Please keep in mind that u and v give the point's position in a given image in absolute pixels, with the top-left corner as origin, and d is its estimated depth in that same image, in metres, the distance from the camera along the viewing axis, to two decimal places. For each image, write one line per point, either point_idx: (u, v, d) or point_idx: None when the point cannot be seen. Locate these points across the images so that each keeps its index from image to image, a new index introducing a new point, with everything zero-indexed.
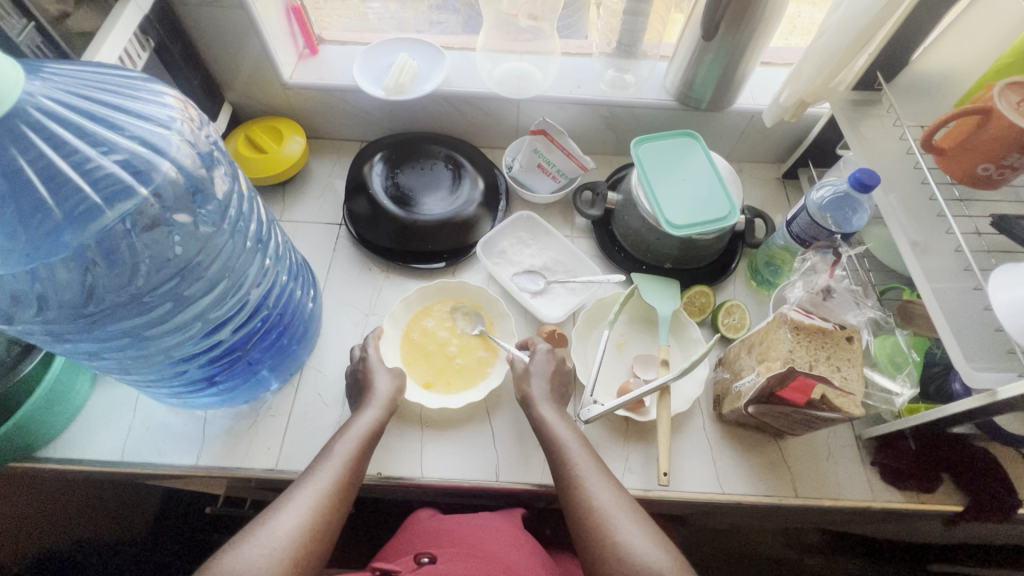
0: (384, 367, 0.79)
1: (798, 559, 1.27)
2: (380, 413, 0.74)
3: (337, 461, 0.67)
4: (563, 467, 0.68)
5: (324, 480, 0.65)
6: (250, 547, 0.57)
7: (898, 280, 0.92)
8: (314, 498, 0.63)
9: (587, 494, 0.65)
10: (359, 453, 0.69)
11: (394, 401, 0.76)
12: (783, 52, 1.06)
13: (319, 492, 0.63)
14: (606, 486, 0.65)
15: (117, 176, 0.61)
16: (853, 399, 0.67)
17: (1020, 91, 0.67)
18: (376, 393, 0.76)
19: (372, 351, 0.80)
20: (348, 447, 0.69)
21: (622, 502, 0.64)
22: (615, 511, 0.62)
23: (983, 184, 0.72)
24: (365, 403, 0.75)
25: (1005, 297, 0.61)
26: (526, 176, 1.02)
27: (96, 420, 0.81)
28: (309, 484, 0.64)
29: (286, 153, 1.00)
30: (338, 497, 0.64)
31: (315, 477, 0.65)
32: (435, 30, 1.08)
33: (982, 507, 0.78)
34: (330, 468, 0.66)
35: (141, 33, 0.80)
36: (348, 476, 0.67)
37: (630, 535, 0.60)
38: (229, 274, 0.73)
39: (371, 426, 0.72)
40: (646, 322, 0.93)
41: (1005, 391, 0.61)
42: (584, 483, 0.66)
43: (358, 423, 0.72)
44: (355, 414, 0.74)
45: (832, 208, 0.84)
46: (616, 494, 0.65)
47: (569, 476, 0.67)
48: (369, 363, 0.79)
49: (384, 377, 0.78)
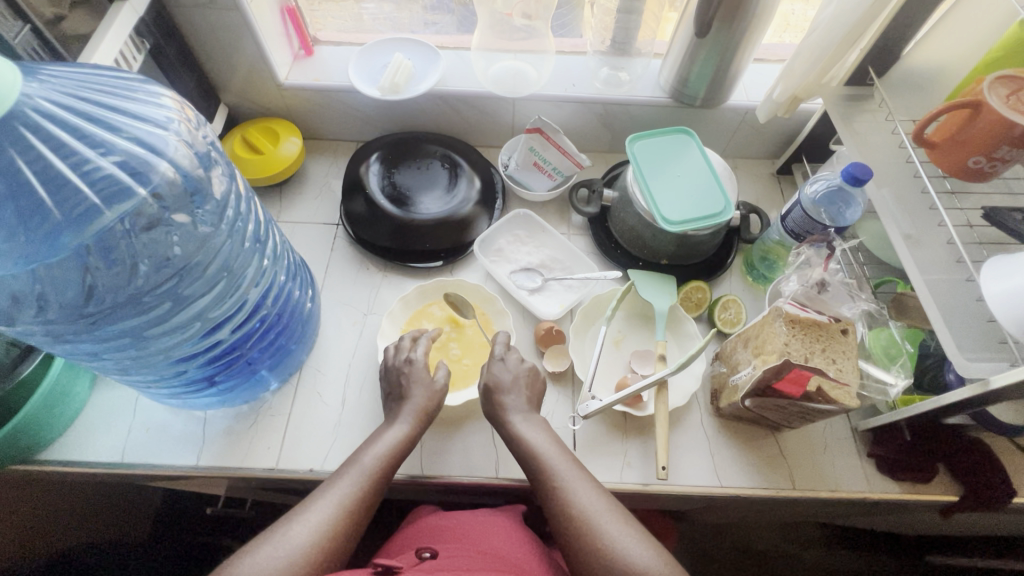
0: (427, 377, 0.77)
1: (797, 554, 1.28)
2: (410, 428, 0.72)
3: (359, 475, 0.67)
4: (541, 475, 0.68)
5: (347, 494, 0.64)
6: (265, 556, 0.57)
7: (891, 273, 0.93)
8: (332, 508, 0.63)
9: (571, 500, 0.64)
10: (385, 470, 0.68)
11: (427, 415, 0.74)
12: (776, 49, 1.06)
13: (339, 505, 0.63)
14: (591, 489, 0.65)
15: (116, 176, 0.62)
16: (848, 391, 0.68)
17: (1010, 84, 0.68)
18: (410, 403, 0.74)
19: (418, 355, 0.79)
20: (376, 463, 0.68)
21: (609, 507, 0.64)
22: (601, 516, 0.62)
23: (974, 176, 0.73)
24: (400, 415, 0.74)
25: (998, 288, 0.62)
26: (522, 174, 1.02)
27: (95, 421, 0.81)
28: (330, 496, 0.64)
29: (283, 154, 1.00)
30: (361, 507, 0.65)
31: (338, 487, 0.65)
32: (430, 30, 1.08)
33: (977, 496, 0.79)
34: (351, 481, 0.66)
35: (136, 35, 0.80)
36: (369, 492, 0.66)
37: (620, 538, 0.61)
38: (227, 274, 0.73)
39: (399, 442, 0.71)
40: (643, 318, 0.94)
41: (997, 381, 0.61)
42: (570, 487, 0.65)
43: (384, 436, 0.71)
44: (387, 425, 0.73)
45: (825, 203, 0.85)
46: (606, 499, 0.65)
47: (549, 483, 0.67)
48: (413, 367, 0.77)
49: (423, 390, 0.75)
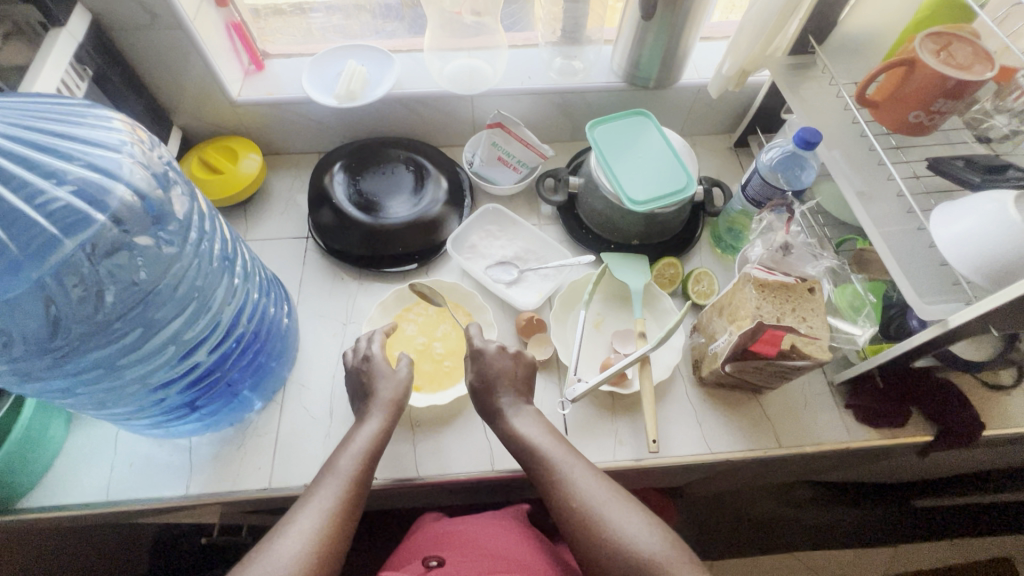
0: (388, 370, 0.76)
1: (795, 516, 1.31)
2: (382, 421, 0.72)
3: (340, 479, 0.65)
4: (543, 470, 0.67)
5: (330, 499, 0.63)
6: None
7: (850, 231, 0.97)
8: (319, 519, 0.61)
9: (574, 494, 0.63)
10: (361, 469, 0.67)
11: (397, 406, 0.74)
12: (721, 26, 1.10)
13: (325, 513, 0.61)
14: (594, 479, 0.65)
15: (73, 205, 0.60)
16: (820, 344, 0.71)
17: (938, 40, 0.72)
18: (376, 398, 0.74)
19: (376, 351, 0.78)
20: (353, 463, 0.67)
21: (613, 494, 0.63)
22: (607, 505, 0.62)
23: (916, 130, 0.77)
24: (367, 410, 0.74)
25: (948, 233, 0.65)
26: (487, 170, 1.03)
27: (74, 463, 0.79)
28: (313, 505, 0.62)
29: (243, 172, 0.99)
30: (348, 509, 0.63)
31: (317, 496, 0.63)
32: (381, 37, 1.08)
33: (951, 435, 0.83)
34: (332, 486, 0.64)
35: (77, 62, 0.78)
36: (350, 494, 0.65)
37: (625, 522, 0.60)
38: (197, 295, 0.71)
39: (373, 438, 0.70)
40: (621, 298, 0.96)
41: (954, 319, 0.64)
42: (574, 479, 0.65)
43: (357, 436, 0.70)
44: (359, 424, 0.72)
45: (782, 168, 0.88)
46: (607, 486, 0.64)
47: (551, 478, 0.66)
48: (372, 363, 0.77)
49: (384, 382, 0.75)
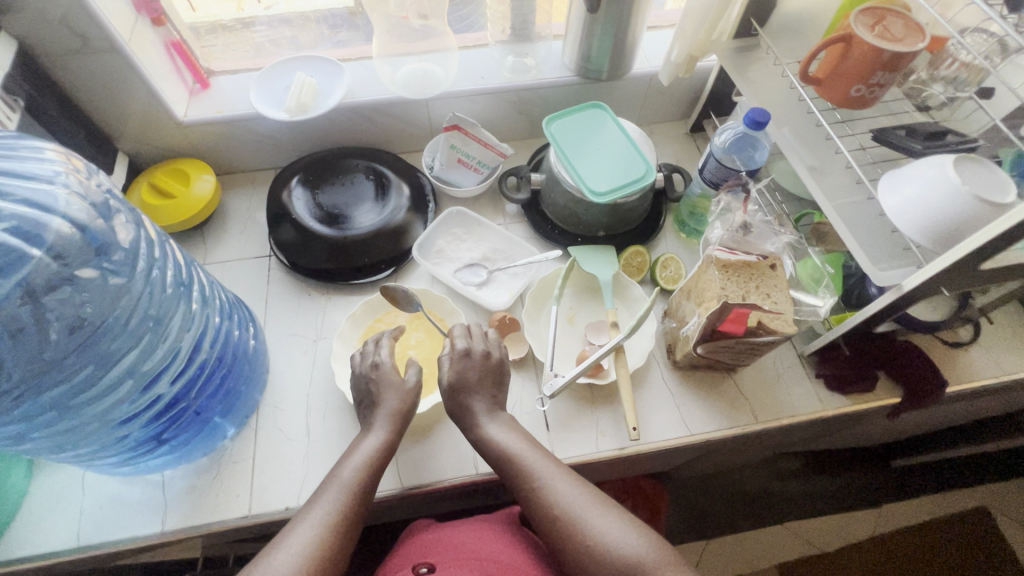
0: (397, 379, 0.75)
1: (781, 488, 1.33)
2: (388, 434, 0.70)
3: (340, 489, 0.64)
4: (519, 478, 0.67)
5: (330, 510, 0.62)
6: None
7: (807, 206, 0.99)
8: (319, 529, 0.60)
9: (552, 500, 0.64)
10: (363, 484, 0.66)
11: (402, 415, 0.72)
12: (667, 15, 1.11)
13: (323, 525, 0.60)
14: (571, 483, 0.65)
15: (6, 243, 0.57)
16: (785, 318, 0.73)
17: (872, 15, 0.74)
18: (383, 407, 0.72)
19: (384, 357, 0.76)
20: (355, 476, 0.66)
21: (591, 500, 0.63)
22: (586, 509, 0.62)
23: (859, 104, 0.79)
24: (370, 424, 0.72)
25: (896, 200, 0.67)
26: (448, 173, 1.03)
27: (38, 512, 0.75)
28: (309, 519, 0.60)
29: (197, 195, 0.96)
30: (348, 520, 0.62)
31: (316, 508, 0.62)
32: (330, 46, 1.07)
33: (916, 395, 0.86)
34: (331, 499, 0.63)
35: (6, 93, 0.74)
36: (349, 506, 0.63)
37: (603, 525, 0.61)
38: (152, 325, 0.69)
39: (377, 450, 0.69)
40: (591, 290, 0.96)
41: (909, 283, 0.66)
42: (552, 485, 0.65)
43: (360, 448, 0.69)
44: (359, 438, 0.71)
45: (735, 150, 0.90)
46: (583, 488, 0.65)
47: (531, 484, 0.66)
48: (366, 376, 0.75)
49: (394, 391, 0.73)
